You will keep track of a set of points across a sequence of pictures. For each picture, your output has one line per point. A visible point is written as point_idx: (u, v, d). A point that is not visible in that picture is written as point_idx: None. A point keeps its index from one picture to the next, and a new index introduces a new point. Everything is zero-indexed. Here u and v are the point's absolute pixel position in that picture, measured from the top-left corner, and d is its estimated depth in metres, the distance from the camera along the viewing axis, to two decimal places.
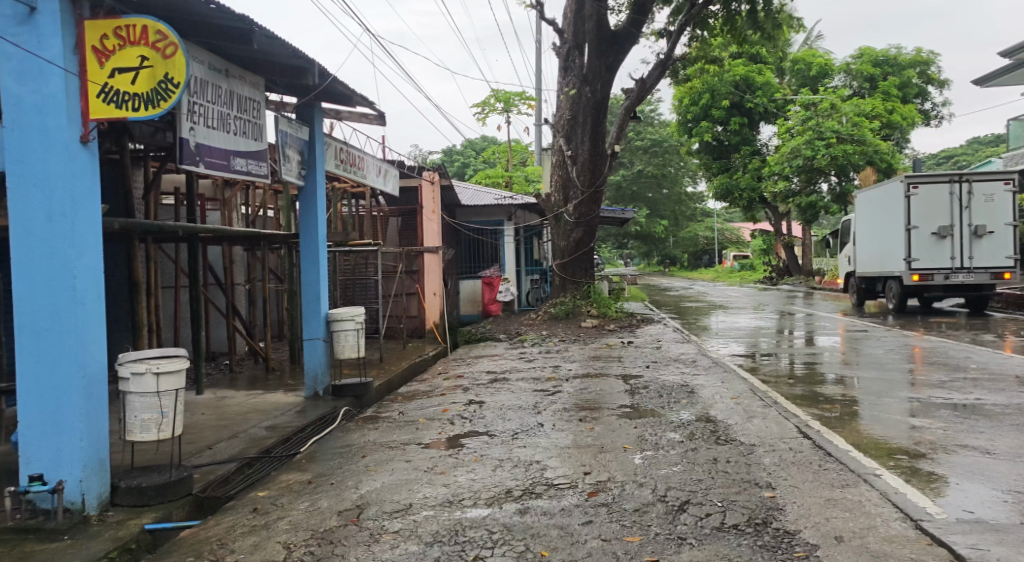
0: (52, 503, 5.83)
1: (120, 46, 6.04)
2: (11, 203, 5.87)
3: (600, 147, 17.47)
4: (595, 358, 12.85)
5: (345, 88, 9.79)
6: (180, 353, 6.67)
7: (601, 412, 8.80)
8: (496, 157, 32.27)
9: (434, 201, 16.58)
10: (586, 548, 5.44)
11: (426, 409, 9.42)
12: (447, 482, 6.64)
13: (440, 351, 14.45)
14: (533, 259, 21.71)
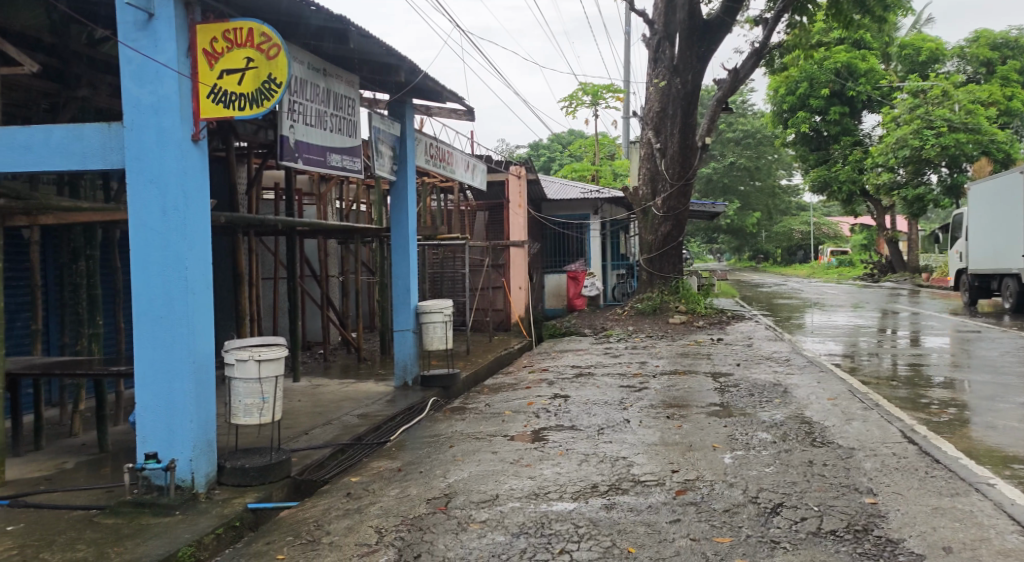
0: (166, 480, 6.23)
1: (228, 48, 6.36)
2: (129, 198, 6.28)
3: (690, 140, 17.17)
4: (683, 355, 12.85)
5: (436, 84, 10.03)
6: (279, 341, 7.01)
7: (689, 410, 8.85)
8: (582, 151, 32.21)
9: (521, 195, 16.81)
10: (674, 547, 5.53)
11: (512, 402, 9.63)
12: (533, 475, 6.82)
13: (526, 344, 14.66)
14: (619, 254, 21.77)
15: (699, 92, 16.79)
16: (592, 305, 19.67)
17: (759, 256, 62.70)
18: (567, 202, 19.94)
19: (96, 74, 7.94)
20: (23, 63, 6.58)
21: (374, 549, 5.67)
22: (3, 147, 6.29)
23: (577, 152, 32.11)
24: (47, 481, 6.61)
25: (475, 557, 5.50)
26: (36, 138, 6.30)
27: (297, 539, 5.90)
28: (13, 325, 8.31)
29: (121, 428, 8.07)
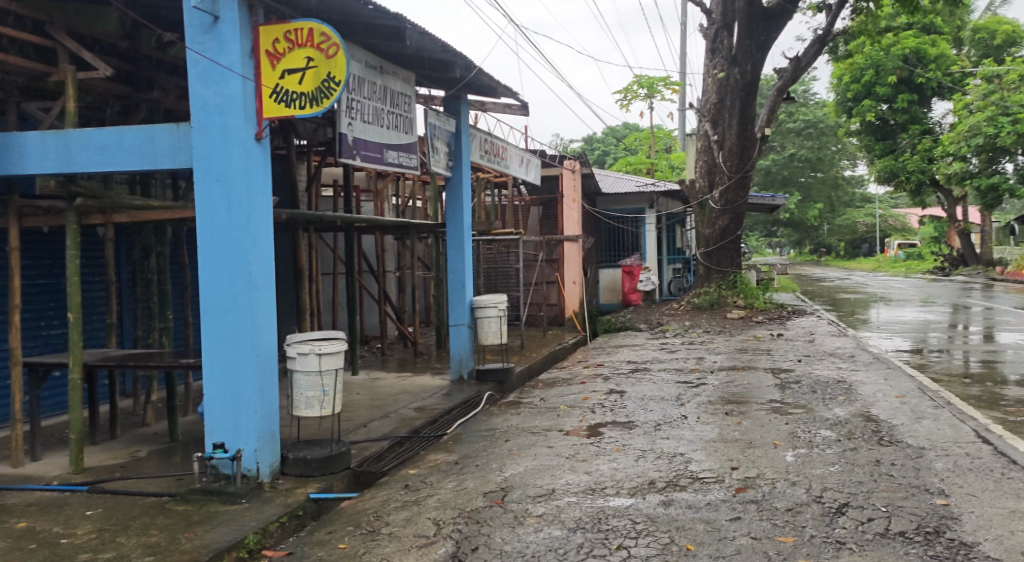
0: (232, 469, 6.41)
1: (289, 49, 6.51)
2: (197, 196, 6.49)
3: (749, 131, 16.99)
4: (742, 350, 12.78)
5: (491, 79, 10.13)
6: (339, 335, 7.17)
7: (748, 406, 8.83)
8: (637, 145, 32.07)
9: (575, 189, 16.82)
10: (734, 545, 5.54)
11: (567, 397, 9.71)
12: (589, 470, 6.89)
13: (581, 339, 14.70)
14: (676, 248, 21.68)
15: (758, 83, 16.46)
16: (648, 300, 19.62)
17: (822, 249, 61.69)
18: (622, 196, 19.90)
19: (165, 76, 8.21)
20: (97, 67, 6.85)
21: (432, 541, 5.78)
22: (79, 147, 6.53)
23: (634, 145, 31.95)
24: (122, 469, 6.88)
25: (533, 551, 5.57)
26: (109, 138, 6.52)
27: (357, 529, 6.04)
28: (88, 319, 8.65)
29: (190, 419, 8.35)
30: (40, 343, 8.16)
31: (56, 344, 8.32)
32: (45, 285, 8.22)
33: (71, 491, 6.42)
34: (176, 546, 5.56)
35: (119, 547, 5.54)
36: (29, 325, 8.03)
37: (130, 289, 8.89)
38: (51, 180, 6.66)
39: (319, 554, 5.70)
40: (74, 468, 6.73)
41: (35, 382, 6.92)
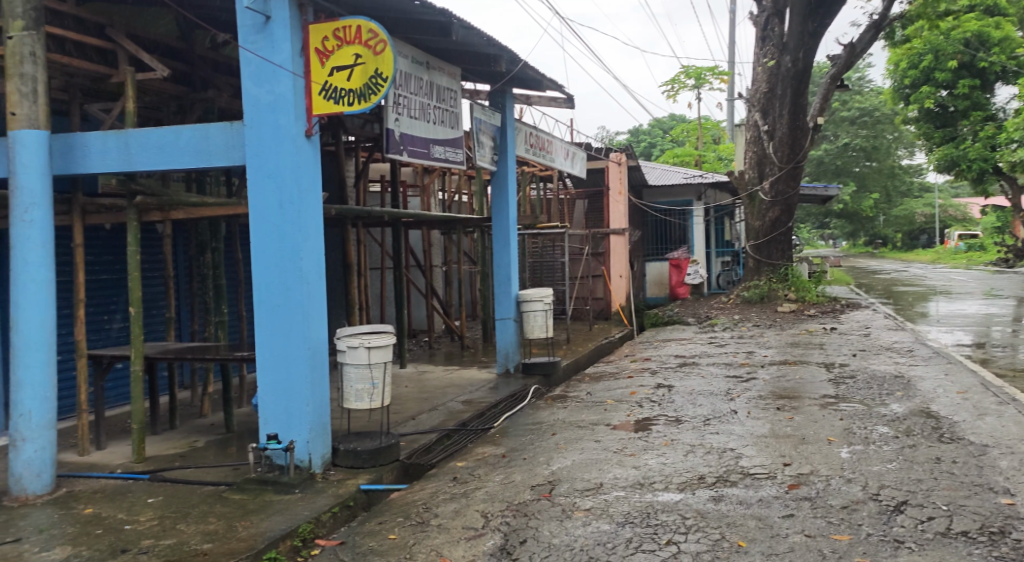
0: (286, 460, 6.54)
1: (337, 46, 6.61)
2: (250, 193, 6.63)
3: (800, 120, 16.72)
4: (794, 344, 12.68)
5: (536, 73, 10.17)
6: (387, 329, 7.28)
7: (801, 401, 8.78)
8: (685, 136, 31.85)
9: (621, 182, 16.75)
10: (788, 542, 5.52)
11: (614, 391, 9.75)
12: (637, 464, 6.92)
13: (627, 333, 14.69)
14: (724, 240, 21.53)
15: (812, 70, 16.08)
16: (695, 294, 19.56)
17: (876, 241, 60.54)
18: (668, 189, 19.81)
19: (219, 76, 8.40)
20: (155, 68, 7.05)
21: (481, 533, 5.85)
22: (138, 147, 6.71)
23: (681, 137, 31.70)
24: (181, 458, 7.08)
25: (582, 544, 5.61)
26: (165, 137, 6.69)
27: (407, 520, 6.13)
28: (148, 313, 8.90)
29: (244, 410, 8.56)
30: (103, 335, 8.42)
31: (118, 337, 8.57)
32: (107, 280, 8.47)
33: (134, 480, 6.62)
34: (233, 534, 5.69)
35: (179, 534, 5.69)
36: (93, 319, 8.29)
37: (187, 283, 9.12)
38: (112, 179, 6.86)
39: (370, 544, 5.79)
40: (136, 457, 6.94)
41: (99, 374, 7.16)
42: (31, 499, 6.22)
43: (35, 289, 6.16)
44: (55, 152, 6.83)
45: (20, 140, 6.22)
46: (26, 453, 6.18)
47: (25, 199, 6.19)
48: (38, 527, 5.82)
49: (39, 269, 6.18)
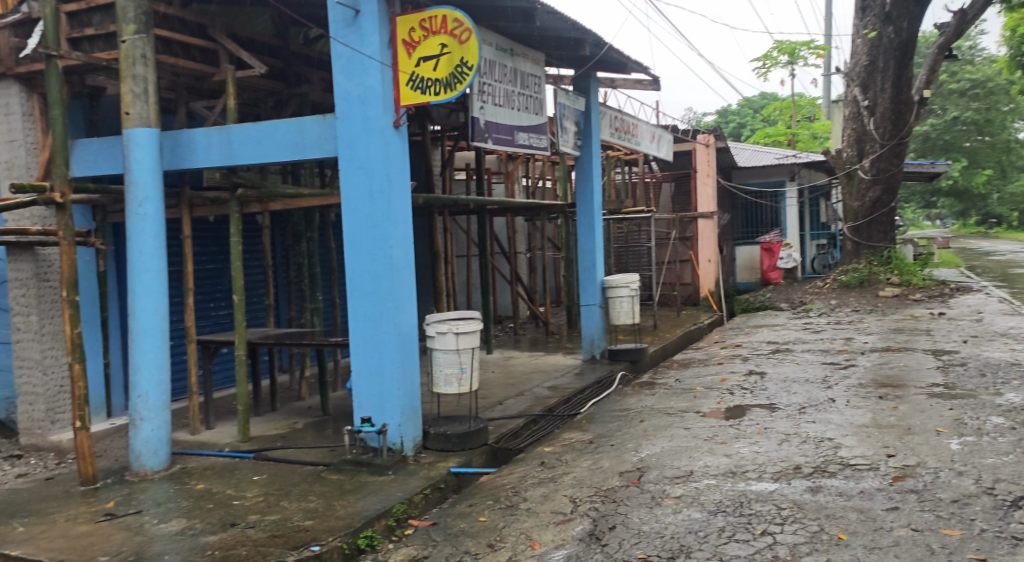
0: (379, 443, 6.75)
1: (424, 37, 6.73)
2: (342, 183, 6.82)
3: (904, 94, 16.14)
4: (897, 331, 12.37)
5: (620, 56, 10.20)
6: (474, 314, 7.42)
7: (905, 390, 8.60)
8: (778, 115, 31.13)
9: (710, 164, 16.36)
10: (893, 536, 5.40)
11: (704, 378, 9.72)
12: (729, 453, 6.91)
13: (716, 320, 14.54)
14: (820, 222, 20.84)
15: (916, 40, 15.54)
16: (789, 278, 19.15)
17: (987, 221, 57.90)
18: (759, 170, 19.47)
19: (313, 71, 8.68)
20: (253, 65, 7.35)
21: (569, 518, 5.93)
22: (239, 141, 7.01)
23: (773, 117, 30.87)
24: (282, 439, 7.39)
25: (672, 532, 5.62)
26: (264, 132, 6.95)
27: (496, 503, 6.24)
28: (249, 301, 9.29)
29: (339, 395, 8.87)
30: (210, 322, 8.82)
31: (223, 323, 8.97)
32: (212, 270, 8.85)
33: (240, 458, 6.96)
34: (332, 512, 5.92)
35: (282, 510, 5.96)
36: (200, 306, 8.69)
37: (284, 272, 9.48)
38: (216, 172, 7.19)
39: (461, 526, 5.93)
40: (242, 437, 7.29)
41: (207, 357, 7.54)
42: (148, 474, 6.61)
43: (148, 278, 6.52)
44: (165, 148, 7.20)
45: (133, 137, 6.57)
46: (144, 432, 6.58)
47: (138, 192, 6.54)
48: (155, 501, 6.18)
49: (152, 259, 6.53)
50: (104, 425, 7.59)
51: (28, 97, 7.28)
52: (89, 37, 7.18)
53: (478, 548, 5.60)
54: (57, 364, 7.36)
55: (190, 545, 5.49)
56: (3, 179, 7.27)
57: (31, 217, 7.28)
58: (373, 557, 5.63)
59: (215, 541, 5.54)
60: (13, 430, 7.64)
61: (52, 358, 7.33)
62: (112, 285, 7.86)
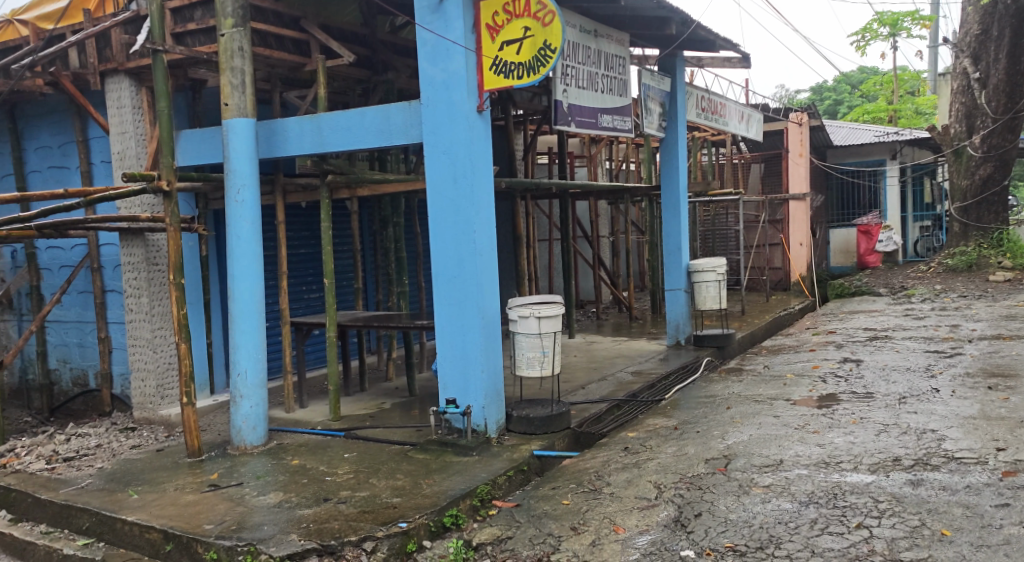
0: (463, 424, 6.86)
1: (508, 20, 6.73)
2: (427, 169, 6.92)
3: (1021, 64, 15.42)
4: (1006, 318, 11.92)
5: (708, 34, 10.10)
6: (557, 298, 7.47)
7: (1015, 381, 8.32)
8: (877, 91, 30.15)
9: (802, 143, 15.97)
10: (1001, 534, 5.25)
11: (795, 365, 9.60)
12: (821, 442, 6.80)
13: (808, 305, 14.26)
14: (924, 203, 19.49)
15: None
16: (888, 260, 18.40)
17: None
18: (857, 149, 18.89)
19: (400, 59, 8.84)
20: (343, 55, 7.54)
21: (654, 504, 5.95)
22: (329, 129, 7.20)
23: (872, 93, 29.84)
24: (370, 418, 7.61)
25: (761, 521, 5.59)
26: (352, 119, 7.12)
27: (579, 487, 6.31)
28: (339, 284, 9.56)
29: (425, 376, 9.08)
30: (303, 305, 9.10)
31: (315, 306, 9.25)
32: (305, 254, 9.13)
33: (332, 436, 7.19)
34: (419, 490, 6.08)
35: (371, 487, 6.15)
36: (294, 289, 8.97)
37: (372, 256, 9.71)
38: (308, 160, 7.41)
39: (544, 508, 6.01)
40: (333, 416, 7.53)
41: (300, 339, 7.79)
42: (248, 449, 6.90)
43: (246, 262, 6.77)
44: (261, 137, 7.47)
45: (231, 128, 6.81)
46: (244, 409, 6.86)
47: (237, 179, 6.79)
48: (255, 474, 6.45)
49: (249, 244, 6.78)
50: (208, 402, 7.94)
51: (138, 91, 7.62)
52: (191, 31, 7.48)
53: (562, 531, 5.68)
54: (165, 343, 7.72)
55: (287, 517, 5.71)
56: (116, 168, 7.66)
57: (140, 204, 7.63)
58: (458, 535, 5.76)
59: (310, 514, 5.75)
60: (127, 405, 8.07)
61: (162, 338, 7.69)
62: (214, 269, 8.18)
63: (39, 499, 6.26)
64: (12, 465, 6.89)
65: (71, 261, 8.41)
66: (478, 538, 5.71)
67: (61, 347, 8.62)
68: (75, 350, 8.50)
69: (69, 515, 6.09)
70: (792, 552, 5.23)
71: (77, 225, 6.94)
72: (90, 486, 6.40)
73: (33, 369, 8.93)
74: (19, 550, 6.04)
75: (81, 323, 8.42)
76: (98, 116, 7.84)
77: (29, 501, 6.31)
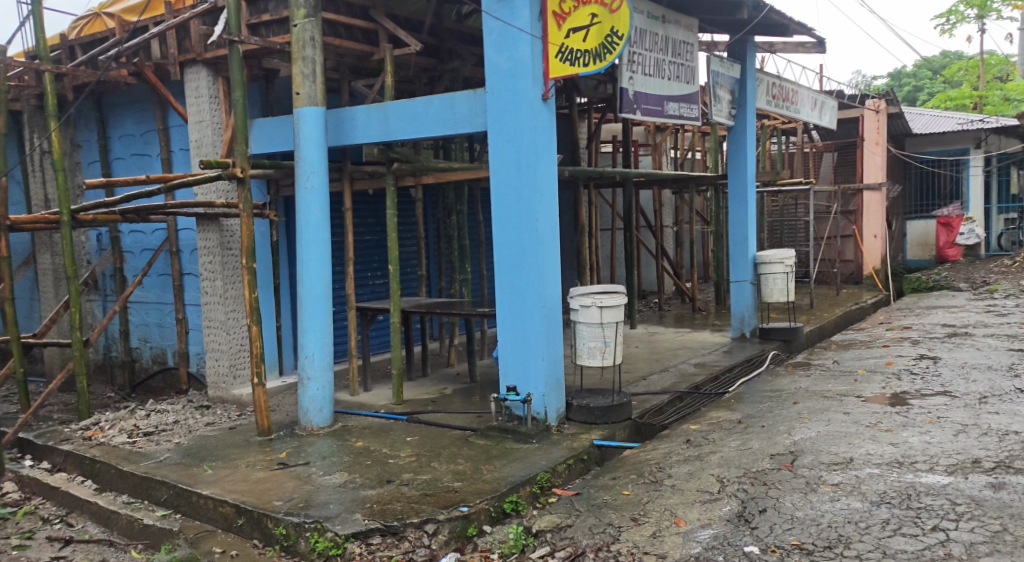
0: (524, 411, 6.95)
1: (575, 8, 6.70)
2: (491, 157, 6.98)
3: None
4: None
5: (781, 18, 9.95)
6: (620, 288, 7.47)
7: None
8: (961, 77, 29.25)
9: (879, 132, 15.49)
10: None
11: (867, 360, 9.45)
12: (894, 441, 6.70)
13: (882, 300, 13.97)
14: (1010, 193, 18.32)
15: None
16: (971, 254, 17.70)
17: None
18: (938, 137, 18.33)
19: (465, 47, 8.93)
20: (410, 43, 7.65)
21: (717, 498, 5.94)
22: (396, 117, 7.30)
23: (957, 79, 28.92)
24: (433, 403, 7.73)
25: (830, 520, 5.54)
26: (419, 108, 7.21)
27: (640, 478, 6.32)
28: (403, 270, 9.70)
29: (485, 363, 9.21)
30: (368, 291, 9.26)
31: (380, 292, 9.40)
32: (371, 241, 9.28)
33: (395, 420, 7.33)
34: (479, 476, 6.16)
35: (433, 471, 6.26)
36: (360, 275, 9.13)
37: (435, 243, 9.82)
38: (374, 148, 7.54)
39: (604, 498, 6.05)
40: (396, 400, 7.67)
41: (365, 324, 7.94)
42: (315, 430, 7.08)
43: (314, 248, 6.92)
44: (330, 125, 7.62)
45: (302, 116, 6.96)
46: (311, 390, 7.04)
47: (307, 166, 6.94)
48: (321, 454, 6.61)
49: (317, 231, 6.93)
50: (278, 383, 8.14)
51: (215, 80, 7.82)
52: (265, 22, 7.65)
53: (622, 521, 5.71)
54: (238, 325, 7.93)
55: (352, 497, 5.85)
56: (194, 156, 7.90)
57: (216, 191, 7.85)
58: (518, 521, 5.83)
59: (374, 495, 5.88)
60: (202, 383, 8.33)
61: (235, 320, 7.90)
62: (284, 254, 8.36)
63: (121, 470, 6.52)
64: (97, 437, 7.18)
65: (151, 244, 8.69)
66: (538, 525, 5.75)
67: (142, 326, 8.93)
68: (155, 330, 8.80)
69: (149, 487, 6.33)
70: (863, 553, 5.18)
71: (156, 210, 7.19)
72: (168, 460, 6.64)
73: (116, 347, 9.27)
74: (103, 519, 6.29)
75: (161, 303, 8.71)
76: (177, 105, 8.08)
77: (113, 473, 6.57)
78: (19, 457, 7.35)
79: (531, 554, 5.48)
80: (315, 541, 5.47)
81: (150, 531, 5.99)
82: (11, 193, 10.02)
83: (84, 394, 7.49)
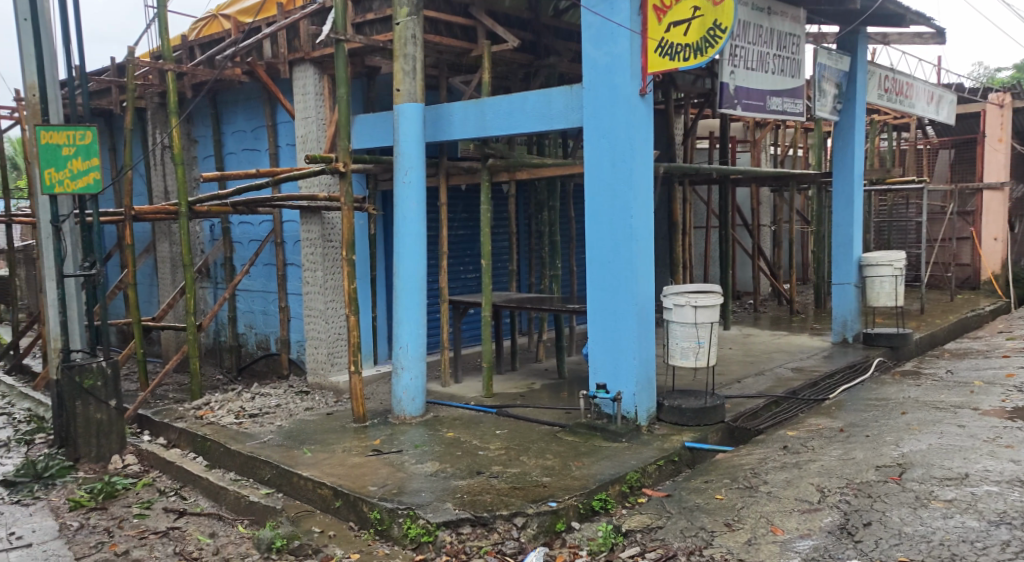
0: (613, 409, 6.96)
1: (676, 1, 6.56)
2: (586, 153, 7.00)
3: None
4: None
5: (897, 7, 9.62)
6: (715, 287, 7.38)
7: None
8: None
9: (1003, 128, 14.79)
10: None
11: (984, 371, 9.10)
12: (1014, 458, 6.44)
13: (1000, 307, 13.36)
14: None
15: None
16: None
17: None
18: None
19: (562, 43, 8.96)
20: (507, 40, 7.73)
21: (817, 508, 5.83)
22: (492, 114, 7.38)
23: None
24: (522, 397, 7.82)
25: (942, 537, 5.38)
26: (515, 104, 7.28)
27: (734, 482, 6.25)
28: (495, 265, 9.81)
29: (574, 360, 9.26)
30: (460, 283, 9.40)
31: (472, 286, 9.53)
32: (464, 235, 9.41)
33: (484, 413, 7.43)
34: (568, 472, 6.20)
35: (523, 464, 6.33)
36: (453, 269, 9.29)
37: (527, 238, 9.89)
38: (471, 144, 7.64)
39: (697, 501, 6.01)
40: (487, 393, 7.78)
41: (457, 317, 8.07)
42: (407, 419, 7.24)
43: (411, 241, 7.07)
44: (428, 121, 7.79)
45: (402, 112, 7.09)
46: (404, 380, 7.20)
47: (405, 162, 7.08)
48: (414, 443, 6.75)
49: (414, 224, 7.08)
50: (373, 372, 8.33)
51: (320, 78, 8.05)
52: (370, 21, 7.86)
53: (715, 526, 5.67)
54: (337, 314, 8.14)
55: (443, 487, 5.97)
56: (299, 150, 8.16)
57: (319, 184, 8.09)
58: (607, 519, 5.84)
59: (465, 485, 5.98)
60: (302, 369, 8.60)
61: (334, 309, 8.12)
62: (381, 247, 8.55)
63: (229, 449, 6.81)
64: (207, 417, 7.50)
65: (258, 235, 9.02)
66: (628, 525, 5.76)
67: (249, 314, 9.29)
68: (260, 317, 9.13)
69: (254, 466, 6.60)
70: None
71: (263, 202, 7.45)
72: (271, 441, 6.90)
73: (224, 332, 9.66)
74: (212, 493, 6.58)
75: (266, 292, 9.03)
76: (285, 101, 8.35)
77: (221, 450, 6.88)
78: (137, 432, 7.77)
79: (621, 553, 5.48)
80: (407, 527, 5.61)
81: (256, 508, 6.23)
82: (135, 185, 10.57)
83: (196, 375, 7.83)
